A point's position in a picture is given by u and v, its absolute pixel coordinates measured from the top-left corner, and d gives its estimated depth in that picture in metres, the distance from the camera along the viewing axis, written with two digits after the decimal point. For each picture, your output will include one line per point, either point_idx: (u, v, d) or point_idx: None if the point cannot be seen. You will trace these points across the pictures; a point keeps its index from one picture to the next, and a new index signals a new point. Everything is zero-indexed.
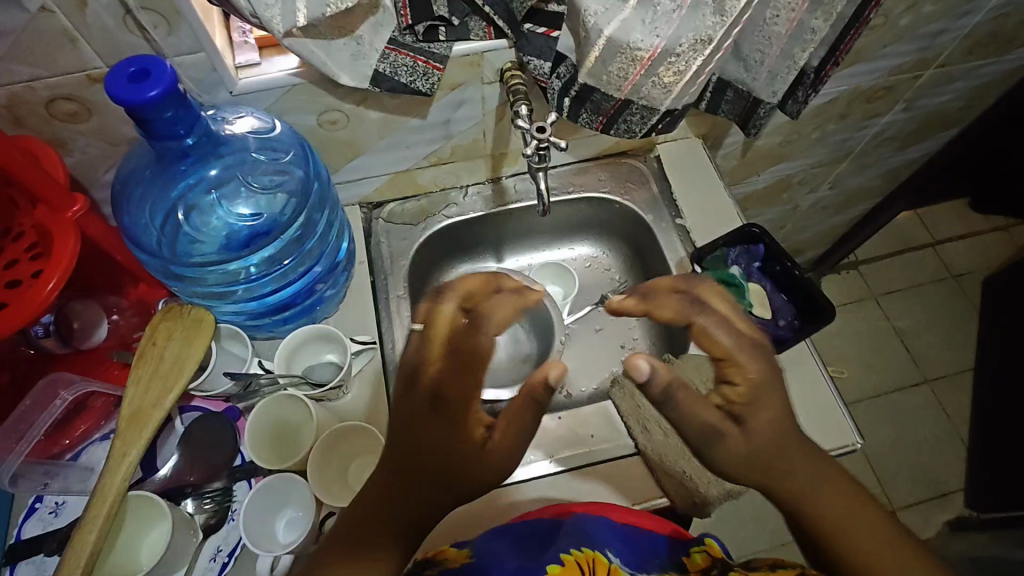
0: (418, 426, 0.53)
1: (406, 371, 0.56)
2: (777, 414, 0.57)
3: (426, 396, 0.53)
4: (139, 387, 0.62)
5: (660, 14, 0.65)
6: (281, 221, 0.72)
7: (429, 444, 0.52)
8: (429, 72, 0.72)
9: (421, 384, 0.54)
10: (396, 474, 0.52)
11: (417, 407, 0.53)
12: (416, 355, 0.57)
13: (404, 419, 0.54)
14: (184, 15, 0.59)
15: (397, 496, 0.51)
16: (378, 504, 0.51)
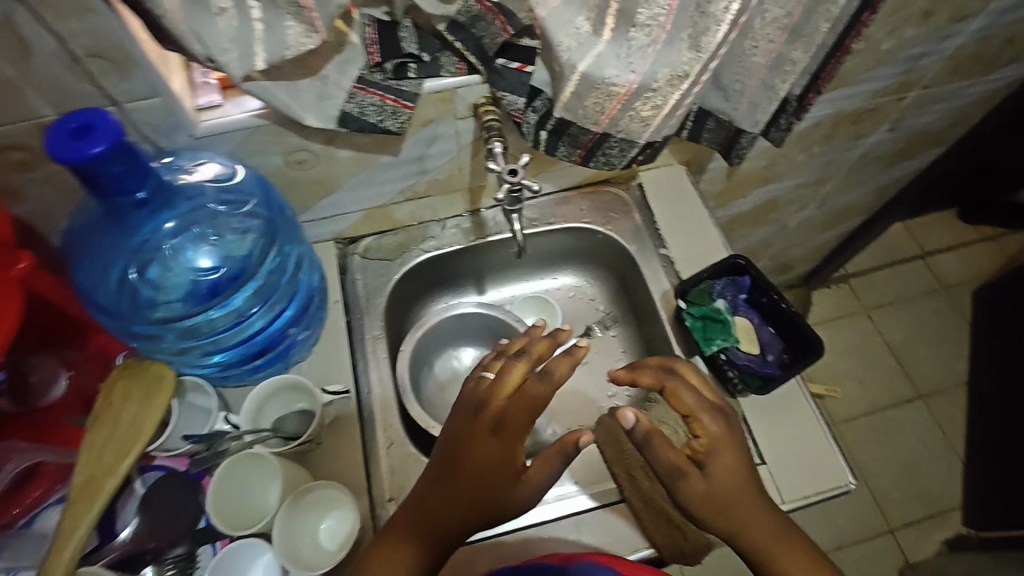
0: (471, 453, 0.56)
1: (469, 402, 0.58)
2: (737, 461, 0.57)
3: (492, 423, 0.56)
4: (93, 453, 0.59)
5: (635, 49, 0.63)
6: (244, 271, 0.68)
7: (468, 472, 0.56)
8: (398, 111, 0.69)
9: (488, 412, 0.56)
10: (426, 501, 0.58)
11: (472, 431, 0.56)
12: (489, 389, 0.57)
13: (460, 441, 0.57)
14: (136, 59, 0.56)
15: (426, 524, 0.57)
16: (409, 528, 0.58)
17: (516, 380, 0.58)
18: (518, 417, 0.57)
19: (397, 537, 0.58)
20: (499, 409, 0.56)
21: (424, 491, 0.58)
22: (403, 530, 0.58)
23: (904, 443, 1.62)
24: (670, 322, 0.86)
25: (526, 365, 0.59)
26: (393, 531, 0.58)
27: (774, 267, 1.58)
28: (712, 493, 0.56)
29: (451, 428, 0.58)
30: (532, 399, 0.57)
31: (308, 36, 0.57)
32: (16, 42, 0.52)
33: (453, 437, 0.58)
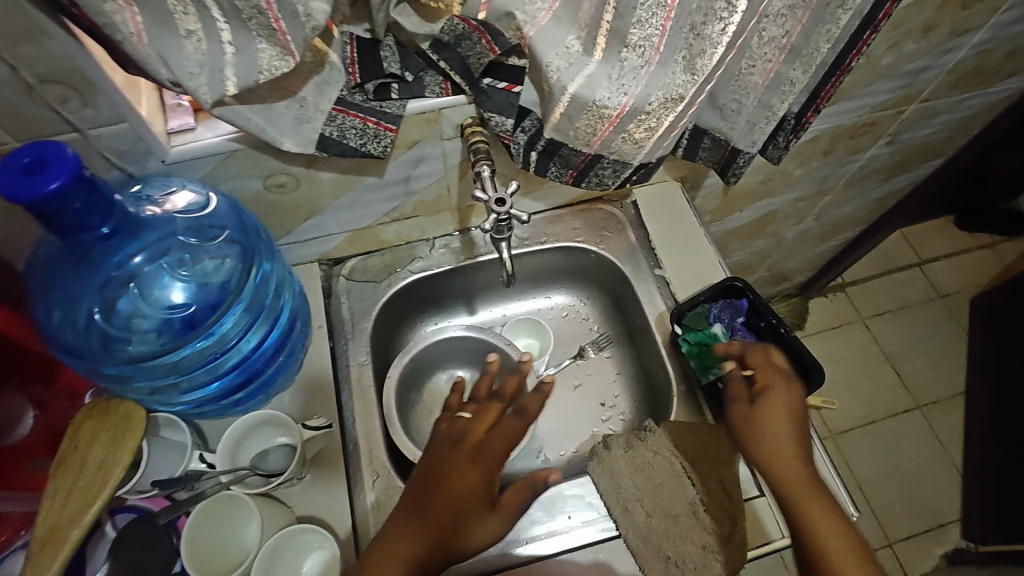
0: (456, 472, 0.63)
1: (448, 438, 0.66)
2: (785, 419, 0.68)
3: (472, 449, 0.65)
4: (57, 501, 0.56)
5: (627, 70, 0.60)
6: (218, 309, 0.65)
7: (452, 489, 0.61)
8: (380, 134, 0.66)
9: (466, 443, 0.66)
10: (417, 516, 0.59)
11: (450, 458, 0.64)
12: (468, 425, 0.68)
13: (438, 468, 0.63)
14: (99, 84, 0.53)
15: (420, 533, 0.58)
16: (400, 540, 0.58)
17: (492, 417, 0.70)
18: (488, 448, 0.66)
19: (390, 550, 0.57)
20: (478, 440, 0.66)
21: (413, 508, 0.60)
22: (395, 540, 0.58)
23: (902, 455, 1.60)
24: (665, 347, 0.83)
25: (501, 406, 0.71)
26: (386, 541, 0.58)
27: (771, 278, 1.56)
28: (765, 430, 0.68)
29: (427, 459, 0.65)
30: (507, 432, 0.69)
31: (282, 59, 0.54)
32: None
33: (429, 468, 0.63)
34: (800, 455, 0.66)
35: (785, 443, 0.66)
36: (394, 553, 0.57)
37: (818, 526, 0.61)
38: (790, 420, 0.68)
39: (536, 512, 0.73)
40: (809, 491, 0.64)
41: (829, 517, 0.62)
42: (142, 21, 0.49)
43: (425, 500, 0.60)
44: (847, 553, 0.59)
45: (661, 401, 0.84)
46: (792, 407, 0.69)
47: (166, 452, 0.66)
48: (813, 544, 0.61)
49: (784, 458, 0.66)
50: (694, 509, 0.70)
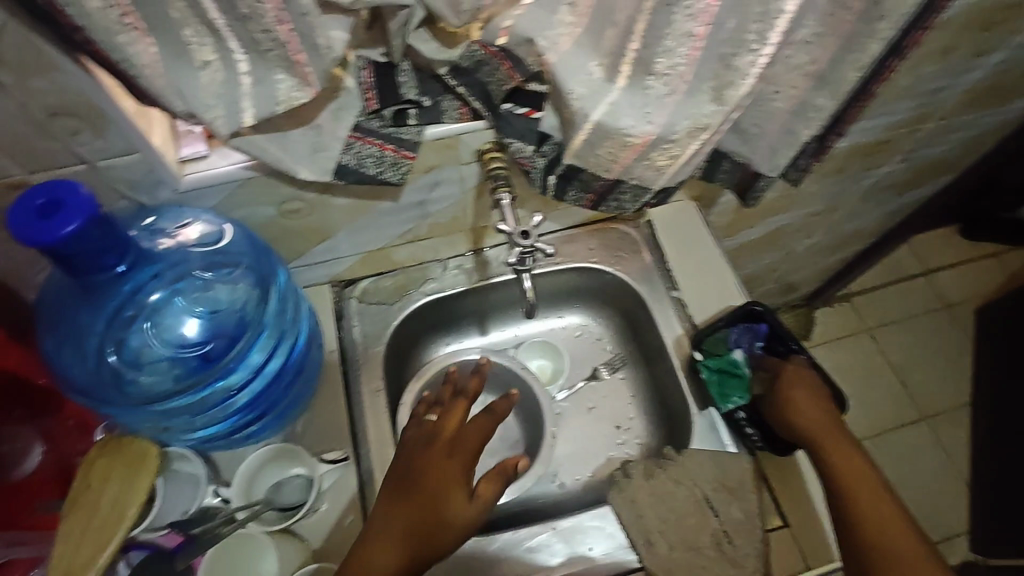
0: (433, 462, 0.64)
1: (422, 436, 0.67)
2: (818, 412, 0.72)
3: (446, 440, 0.66)
4: (70, 543, 0.55)
5: (651, 98, 0.59)
6: (234, 346, 0.63)
7: (433, 479, 0.62)
8: (399, 161, 0.65)
9: (438, 438, 0.67)
10: (402, 506, 0.60)
11: (427, 450, 0.65)
12: (439, 424, 0.68)
13: (416, 461, 0.64)
14: (111, 116, 0.51)
15: (408, 520, 0.59)
16: (388, 531, 0.58)
17: (460, 416, 0.70)
18: (457, 440, 0.67)
19: (381, 541, 0.57)
20: (451, 434, 0.67)
21: (397, 499, 0.61)
22: (384, 531, 0.58)
23: (911, 467, 1.59)
24: (683, 372, 0.82)
25: (466, 405, 0.71)
26: (374, 534, 0.58)
27: (779, 289, 1.54)
28: (791, 399, 0.73)
29: (405, 452, 0.66)
30: (479, 428, 0.70)
31: (300, 90, 0.53)
32: None
33: (408, 461, 0.65)
34: (824, 418, 0.72)
35: (810, 408, 0.72)
36: (385, 542, 0.57)
37: (845, 475, 0.68)
38: (810, 391, 0.74)
39: (556, 542, 0.72)
40: (835, 445, 0.70)
41: (855, 467, 0.68)
42: (156, 52, 0.47)
43: (408, 490, 0.61)
44: (874, 496, 0.65)
45: (680, 426, 0.83)
46: (810, 382, 0.75)
47: (180, 485, 0.65)
48: (842, 491, 0.67)
49: (811, 420, 0.72)
50: (717, 541, 0.71)
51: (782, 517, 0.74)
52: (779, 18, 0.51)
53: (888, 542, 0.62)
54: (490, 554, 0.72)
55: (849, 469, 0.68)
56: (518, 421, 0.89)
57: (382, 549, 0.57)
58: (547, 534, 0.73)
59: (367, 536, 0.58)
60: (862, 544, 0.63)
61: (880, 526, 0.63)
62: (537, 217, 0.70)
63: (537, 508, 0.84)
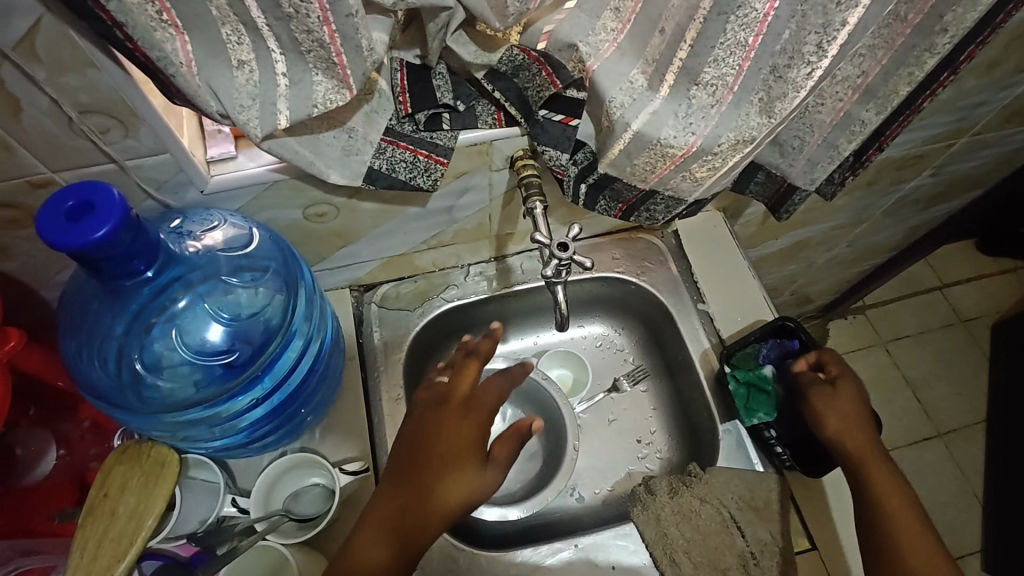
0: (444, 428, 0.60)
1: (437, 397, 0.64)
2: (851, 405, 0.69)
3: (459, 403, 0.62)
4: (85, 555, 0.53)
5: (695, 108, 0.57)
6: (259, 353, 0.61)
7: (441, 453, 0.59)
8: (431, 167, 0.63)
9: (448, 402, 0.62)
10: (403, 483, 0.58)
11: (438, 414, 0.61)
12: (451, 386, 0.64)
13: (427, 427, 0.61)
14: (143, 116, 0.50)
15: (405, 502, 0.57)
16: (388, 508, 0.57)
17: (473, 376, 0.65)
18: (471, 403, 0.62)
19: (379, 520, 0.57)
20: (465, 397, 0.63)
21: (400, 473, 0.59)
22: (382, 507, 0.58)
23: (923, 483, 1.57)
24: (710, 386, 0.81)
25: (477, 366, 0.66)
26: (375, 508, 0.58)
27: (795, 300, 1.52)
28: (840, 407, 0.69)
29: (416, 415, 0.63)
30: (494, 388, 0.65)
31: (337, 92, 0.51)
32: (5, 99, 0.45)
33: (420, 426, 0.61)
34: (862, 420, 0.69)
35: (853, 421, 0.68)
36: (381, 520, 0.57)
37: (881, 488, 0.64)
38: (859, 404, 0.70)
39: (576, 556, 0.71)
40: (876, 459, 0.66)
41: (892, 483, 0.64)
42: (192, 50, 0.45)
43: (410, 464, 0.59)
44: (906, 510, 0.62)
45: (706, 443, 0.81)
46: (859, 396, 0.71)
47: (196, 494, 0.63)
48: (881, 503, 0.63)
49: (856, 435, 0.67)
50: (744, 563, 0.68)
51: (810, 538, 0.72)
52: (841, 30, 0.49)
53: (919, 558, 0.60)
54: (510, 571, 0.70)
55: (886, 483, 0.64)
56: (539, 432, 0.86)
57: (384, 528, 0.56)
58: (569, 551, 0.71)
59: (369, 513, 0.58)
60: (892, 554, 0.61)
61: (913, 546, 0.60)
62: (574, 227, 0.66)
63: (554, 521, 0.82)
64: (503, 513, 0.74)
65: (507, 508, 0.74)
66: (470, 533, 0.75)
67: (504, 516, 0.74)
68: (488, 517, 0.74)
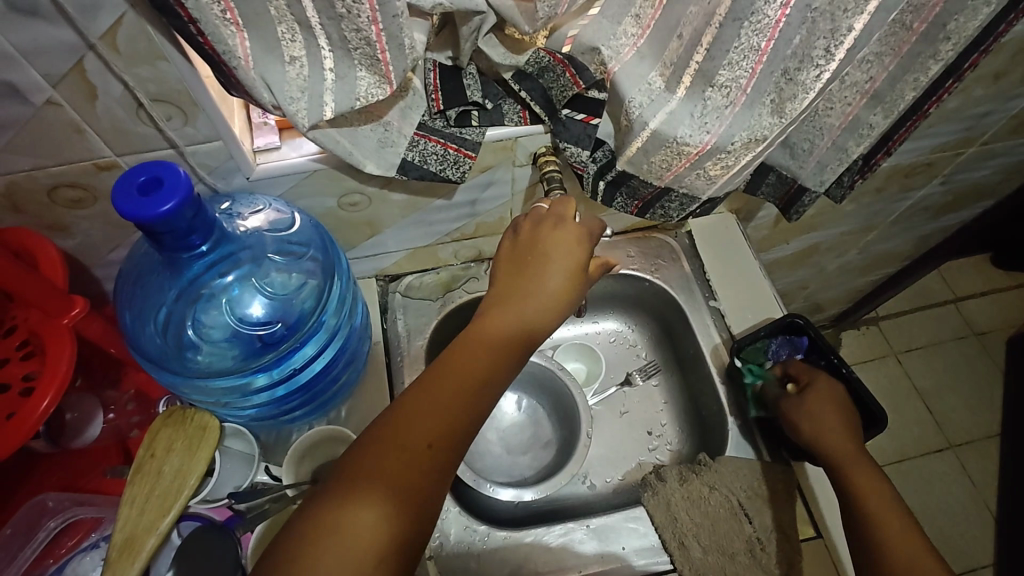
0: (478, 377, 0.52)
1: (549, 216, 0.63)
2: (833, 406, 0.73)
3: (489, 344, 0.54)
4: (134, 509, 0.58)
5: (710, 109, 0.61)
6: (295, 330, 0.66)
7: (498, 344, 0.55)
8: (460, 160, 0.67)
9: (481, 339, 0.55)
10: (413, 445, 0.47)
11: (460, 355, 0.53)
12: (556, 208, 0.64)
13: (533, 257, 0.61)
14: (201, 105, 0.54)
15: (415, 468, 0.46)
16: (389, 473, 0.46)
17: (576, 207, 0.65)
18: (577, 239, 0.62)
19: (369, 494, 0.45)
20: (509, 326, 0.56)
21: (404, 432, 0.47)
22: (380, 471, 0.46)
23: (935, 494, 1.56)
24: (720, 379, 0.83)
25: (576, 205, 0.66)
26: (365, 473, 0.46)
27: (806, 307, 1.54)
28: (816, 415, 0.72)
29: (506, 262, 0.62)
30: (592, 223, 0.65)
31: (378, 87, 0.55)
32: (84, 87, 0.50)
33: (530, 247, 0.61)
34: (847, 422, 0.72)
35: (830, 426, 0.71)
36: (370, 497, 0.44)
37: (862, 487, 0.67)
38: (837, 406, 0.73)
39: (590, 536, 0.74)
40: (855, 460, 0.69)
41: (871, 479, 0.67)
42: (249, 47, 0.50)
43: (423, 416, 0.49)
44: (884, 502, 0.65)
45: (715, 435, 0.83)
46: (833, 399, 0.74)
47: (234, 462, 0.67)
48: (853, 495, 0.67)
49: (838, 435, 0.70)
50: (751, 548, 0.71)
51: (815, 526, 0.73)
52: (848, 35, 0.52)
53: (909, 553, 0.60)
54: (523, 549, 0.73)
55: (863, 481, 0.67)
56: (551, 419, 0.91)
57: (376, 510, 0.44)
58: (581, 533, 0.74)
59: (348, 489, 0.45)
60: (875, 549, 0.62)
61: (896, 535, 0.62)
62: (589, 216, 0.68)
63: (566, 507, 0.84)
64: (517, 494, 0.76)
65: (521, 490, 0.76)
66: (486, 513, 0.79)
67: (518, 496, 0.76)
68: (503, 498, 0.75)
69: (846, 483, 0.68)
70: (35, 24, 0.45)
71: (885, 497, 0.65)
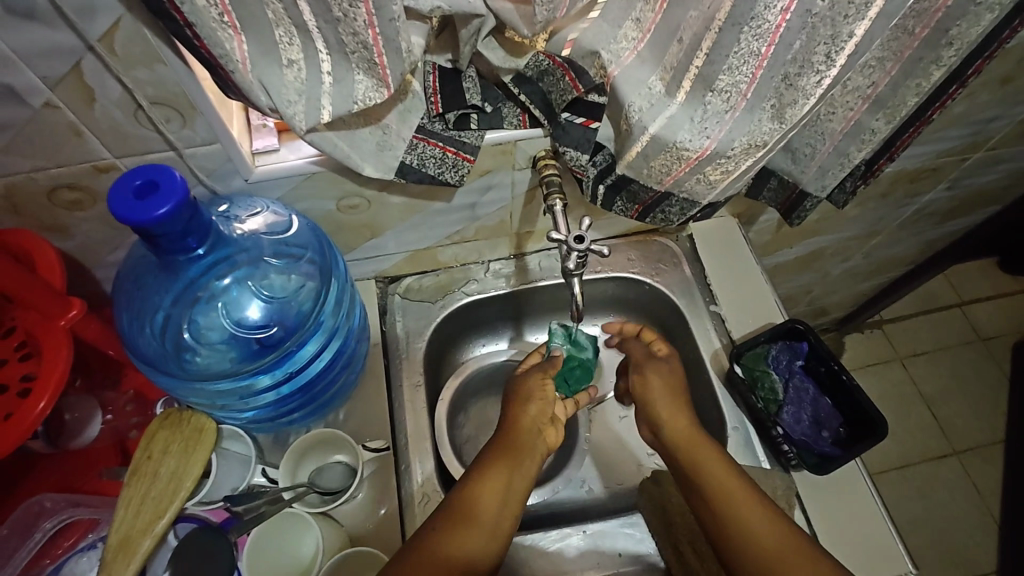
0: (519, 449, 0.64)
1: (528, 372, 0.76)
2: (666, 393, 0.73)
3: (524, 432, 0.67)
4: (130, 509, 0.58)
5: (710, 113, 0.60)
6: (290, 336, 0.66)
7: (526, 432, 0.67)
8: (458, 164, 0.67)
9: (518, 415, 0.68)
10: (474, 496, 0.59)
11: (504, 446, 0.65)
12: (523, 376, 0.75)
13: (521, 393, 0.71)
14: (199, 107, 0.54)
15: (464, 508, 0.58)
16: (444, 516, 0.57)
17: (567, 257, 0.67)
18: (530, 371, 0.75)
19: (431, 527, 0.56)
20: (535, 413, 0.69)
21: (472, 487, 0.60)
22: (444, 513, 0.58)
23: (937, 501, 1.55)
24: (721, 387, 0.82)
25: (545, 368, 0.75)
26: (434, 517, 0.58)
27: (810, 311, 1.52)
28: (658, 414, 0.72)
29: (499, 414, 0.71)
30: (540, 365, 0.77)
31: (376, 90, 0.55)
32: (82, 90, 0.50)
33: (516, 390, 0.72)
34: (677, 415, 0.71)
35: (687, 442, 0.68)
36: (436, 528, 0.56)
37: (718, 483, 0.63)
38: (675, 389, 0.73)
39: (585, 541, 0.74)
40: (697, 447, 0.67)
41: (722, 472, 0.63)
42: (247, 49, 0.50)
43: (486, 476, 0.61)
44: (723, 475, 0.63)
45: (714, 442, 0.83)
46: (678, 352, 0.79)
47: (230, 465, 0.67)
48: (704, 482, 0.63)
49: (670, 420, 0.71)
50: None
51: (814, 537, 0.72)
52: (849, 41, 0.52)
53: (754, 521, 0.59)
54: (520, 554, 0.73)
55: (740, 514, 0.60)
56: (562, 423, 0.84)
57: (468, 525, 0.56)
58: (577, 537, 0.74)
59: (439, 518, 0.57)
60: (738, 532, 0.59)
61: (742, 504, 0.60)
62: (586, 221, 0.67)
63: (564, 511, 0.84)
64: None
65: None
66: None
67: None
68: None
69: (711, 494, 0.62)
70: (34, 27, 0.45)
71: (775, 531, 0.58)
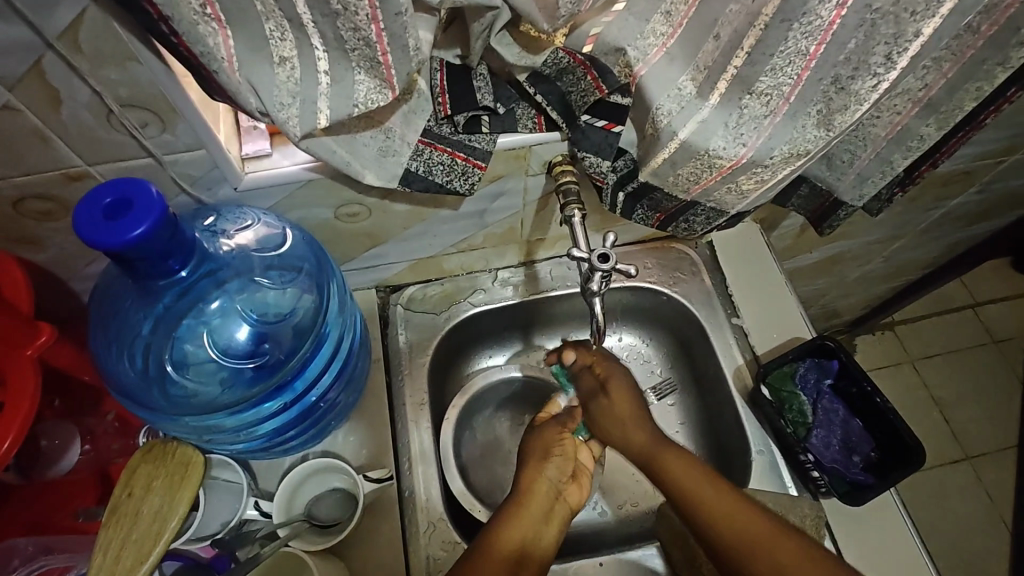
0: (538, 507, 0.63)
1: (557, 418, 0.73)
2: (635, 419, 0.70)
3: (541, 486, 0.65)
4: (109, 555, 0.52)
5: (747, 118, 0.54)
6: (285, 360, 0.60)
7: (544, 493, 0.65)
8: (468, 171, 0.61)
9: (536, 472, 0.66)
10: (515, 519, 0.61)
11: (524, 500, 0.63)
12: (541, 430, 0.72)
13: (542, 445, 0.69)
14: (181, 111, 0.49)
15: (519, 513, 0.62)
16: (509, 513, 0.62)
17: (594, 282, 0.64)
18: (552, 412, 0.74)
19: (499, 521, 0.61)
20: (554, 472, 0.67)
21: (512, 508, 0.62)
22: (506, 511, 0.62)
23: (948, 506, 1.52)
24: (744, 405, 0.78)
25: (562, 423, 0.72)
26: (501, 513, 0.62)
27: (823, 314, 1.48)
28: (622, 419, 0.70)
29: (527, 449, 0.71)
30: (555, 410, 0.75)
31: (380, 92, 0.49)
32: (47, 90, 0.44)
33: (535, 446, 0.70)
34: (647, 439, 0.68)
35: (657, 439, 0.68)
36: (503, 520, 0.61)
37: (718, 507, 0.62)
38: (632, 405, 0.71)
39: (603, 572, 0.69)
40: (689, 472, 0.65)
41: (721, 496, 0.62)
42: (234, 46, 0.44)
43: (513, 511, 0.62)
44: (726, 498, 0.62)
45: (736, 464, 0.78)
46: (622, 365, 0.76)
47: (219, 496, 0.62)
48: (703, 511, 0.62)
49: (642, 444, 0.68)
50: None
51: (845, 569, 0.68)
52: (914, 41, 0.47)
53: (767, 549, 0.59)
54: None
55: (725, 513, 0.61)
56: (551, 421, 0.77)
57: (513, 520, 0.61)
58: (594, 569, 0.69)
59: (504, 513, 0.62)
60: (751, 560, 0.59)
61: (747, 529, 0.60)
62: (608, 236, 0.62)
63: (574, 535, 0.79)
64: None
65: None
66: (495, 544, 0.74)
67: None
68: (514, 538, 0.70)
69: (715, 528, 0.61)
70: None
71: (759, 520, 0.60)
